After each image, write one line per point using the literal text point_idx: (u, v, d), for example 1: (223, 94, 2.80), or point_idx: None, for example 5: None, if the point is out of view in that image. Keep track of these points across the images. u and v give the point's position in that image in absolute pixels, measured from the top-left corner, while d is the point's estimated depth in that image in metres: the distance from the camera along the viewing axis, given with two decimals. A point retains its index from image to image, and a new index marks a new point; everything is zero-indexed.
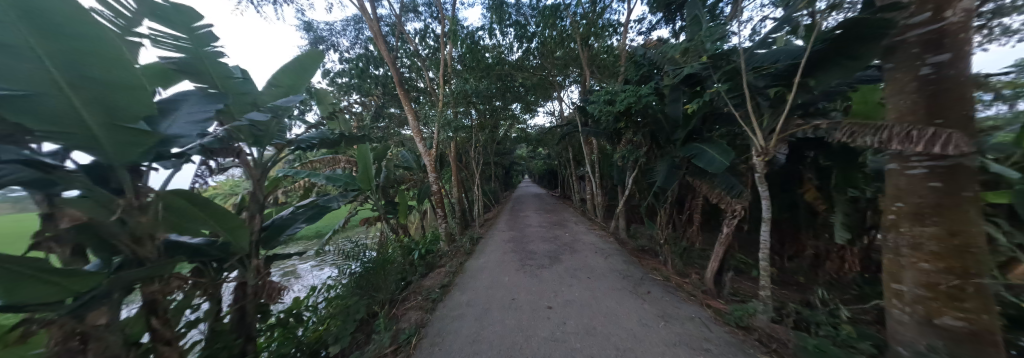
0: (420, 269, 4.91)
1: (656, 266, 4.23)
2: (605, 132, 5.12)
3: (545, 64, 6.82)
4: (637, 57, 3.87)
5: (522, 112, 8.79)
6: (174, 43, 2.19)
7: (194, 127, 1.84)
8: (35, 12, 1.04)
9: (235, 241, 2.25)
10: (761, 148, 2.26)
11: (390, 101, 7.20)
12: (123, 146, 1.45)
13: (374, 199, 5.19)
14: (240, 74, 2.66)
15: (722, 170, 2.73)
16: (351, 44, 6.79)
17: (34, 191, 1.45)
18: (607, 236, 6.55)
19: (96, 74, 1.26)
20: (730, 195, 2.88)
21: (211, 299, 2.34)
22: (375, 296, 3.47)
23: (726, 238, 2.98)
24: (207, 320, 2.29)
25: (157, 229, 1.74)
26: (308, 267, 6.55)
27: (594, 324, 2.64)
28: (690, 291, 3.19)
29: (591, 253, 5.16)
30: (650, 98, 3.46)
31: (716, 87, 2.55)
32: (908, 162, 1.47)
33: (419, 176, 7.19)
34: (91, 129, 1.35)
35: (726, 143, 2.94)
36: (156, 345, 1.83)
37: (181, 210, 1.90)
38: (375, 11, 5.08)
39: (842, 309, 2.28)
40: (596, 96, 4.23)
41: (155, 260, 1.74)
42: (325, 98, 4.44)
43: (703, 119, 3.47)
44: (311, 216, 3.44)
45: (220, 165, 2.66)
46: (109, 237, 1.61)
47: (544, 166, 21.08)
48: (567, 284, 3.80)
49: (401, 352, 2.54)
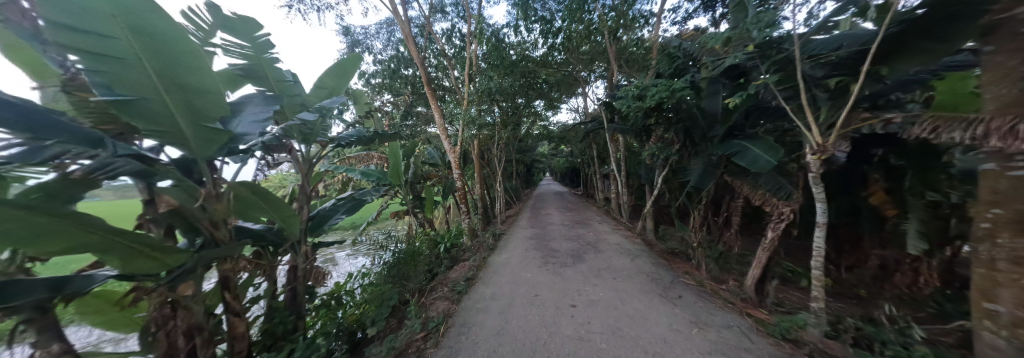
0: (446, 262, 5.11)
1: (687, 269, 4.00)
2: (633, 129, 4.91)
3: (570, 60, 6.67)
4: (670, 49, 3.65)
5: (545, 109, 8.70)
6: (240, 51, 2.50)
7: (257, 126, 2.08)
8: (139, 26, 1.30)
9: (288, 228, 2.51)
10: (818, 146, 2.02)
11: (418, 100, 7.50)
12: (204, 144, 1.69)
13: (403, 193, 5.50)
14: (292, 77, 2.96)
15: (769, 169, 2.50)
16: (384, 47, 7.16)
17: (139, 181, 1.74)
18: (634, 237, 6.30)
19: (184, 80, 1.52)
20: (776, 197, 2.64)
21: (269, 279, 2.65)
22: (406, 285, 3.69)
23: (770, 244, 2.74)
24: (267, 297, 2.60)
25: (229, 216, 2.01)
26: (344, 255, 7.10)
27: (621, 326, 2.58)
28: (727, 298, 2.99)
29: (616, 254, 5.01)
30: (685, 92, 3.25)
31: (764, 78, 2.33)
32: (1011, 161, 1.09)
33: (443, 173, 7.46)
34: (183, 130, 1.61)
35: (773, 140, 2.69)
36: (228, 316, 2.10)
37: (246, 199, 2.17)
38: (406, 14, 5.29)
39: (914, 328, 2.01)
40: (624, 91, 4.05)
41: (228, 243, 2.02)
42: (361, 98, 4.73)
43: (746, 114, 3.21)
44: (349, 208, 3.73)
45: (274, 161, 2.97)
46: (194, 221, 1.90)
47: (566, 164, 20.75)
48: (591, 283, 3.75)
49: (431, 338, 2.70)
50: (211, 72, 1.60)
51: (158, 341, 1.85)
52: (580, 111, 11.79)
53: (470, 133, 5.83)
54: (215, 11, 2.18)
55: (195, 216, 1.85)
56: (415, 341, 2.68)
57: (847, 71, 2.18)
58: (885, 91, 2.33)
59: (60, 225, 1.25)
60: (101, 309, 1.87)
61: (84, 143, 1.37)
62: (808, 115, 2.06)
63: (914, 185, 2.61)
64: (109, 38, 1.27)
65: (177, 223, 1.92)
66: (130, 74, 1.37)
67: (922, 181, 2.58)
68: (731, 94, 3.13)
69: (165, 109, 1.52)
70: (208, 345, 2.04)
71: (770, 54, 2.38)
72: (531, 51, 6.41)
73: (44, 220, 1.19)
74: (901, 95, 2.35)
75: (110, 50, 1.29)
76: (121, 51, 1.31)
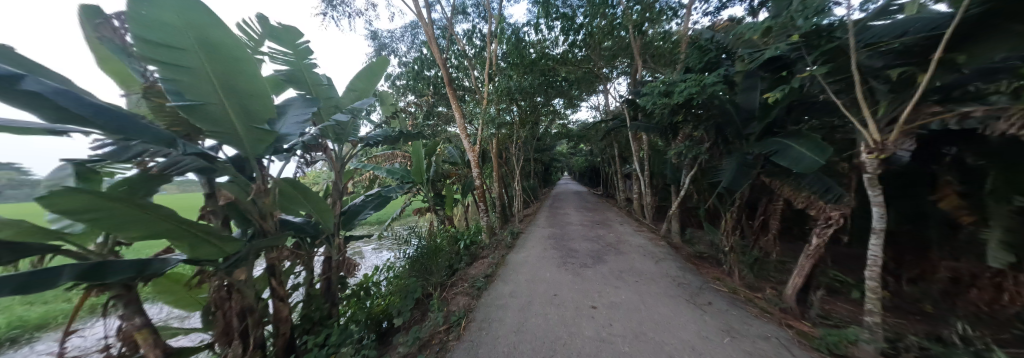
0: (465, 259, 5.22)
1: (718, 275, 3.79)
2: (658, 127, 4.71)
3: (592, 56, 6.51)
4: (701, 42, 3.45)
5: (564, 107, 8.59)
6: (284, 59, 2.73)
7: (298, 127, 2.26)
8: (206, 39, 1.49)
9: (324, 222, 2.70)
10: (875, 143, 1.82)
11: (440, 100, 7.69)
12: (255, 144, 1.87)
13: (425, 191, 5.70)
14: (328, 81, 3.19)
15: (815, 169, 2.28)
16: (408, 49, 7.42)
17: (203, 176, 1.95)
18: (657, 239, 6.05)
19: (240, 86, 1.70)
20: (823, 200, 2.40)
21: (308, 268, 2.87)
22: (429, 279, 3.82)
23: (815, 250, 2.51)
24: (306, 285, 2.82)
25: (275, 209, 2.20)
26: (370, 249, 7.50)
27: (644, 330, 2.51)
28: (763, 308, 2.78)
29: (638, 256, 4.85)
30: (717, 87, 3.06)
31: (811, 70, 2.14)
32: None
33: (463, 171, 7.57)
34: (238, 131, 1.80)
35: (821, 138, 2.45)
36: (273, 300, 2.30)
37: (290, 195, 2.38)
38: (429, 16, 5.42)
39: (993, 350, 1.76)
40: (649, 88, 3.90)
41: (274, 233, 2.21)
42: (387, 99, 4.95)
43: (787, 109, 2.97)
44: (377, 205, 3.93)
45: (311, 159, 3.19)
46: (247, 213, 2.11)
47: (585, 164, 20.30)
48: (612, 285, 3.66)
49: (453, 332, 2.79)
50: (262, 79, 1.77)
51: (219, 319, 2.08)
52: (601, 109, 11.49)
53: (489, 132, 5.88)
54: (263, 22, 2.39)
55: (248, 208, 2.06)
56: (438, 333, 2.78)
57: (913, 59, 1.95)
58: (960, 82, 2.05)
59: (144, 216, 1.46)
60: (172, 289, 2.13)
61: (160, 143, 1.56)
62: (863, 109, 1.86)
63: (998, 188, 2.25)
64: (181, 49, 1.46)
65: (233, 214, 2.14)
66: (197, 82, 1.56)
67: (1005, 182, 2.16)
68: (771, 89, 2.90)
69: (224, 112, 1.70)
70: (259, 326, 2.26)
71: (818, 44, 2.18)
72: (550, 48, 6.26)
73: (133, 211, 1.40)
74: (983, 86, 2.05)
75: (182, 61, 1.47)
76: (189, 61, 1.50)
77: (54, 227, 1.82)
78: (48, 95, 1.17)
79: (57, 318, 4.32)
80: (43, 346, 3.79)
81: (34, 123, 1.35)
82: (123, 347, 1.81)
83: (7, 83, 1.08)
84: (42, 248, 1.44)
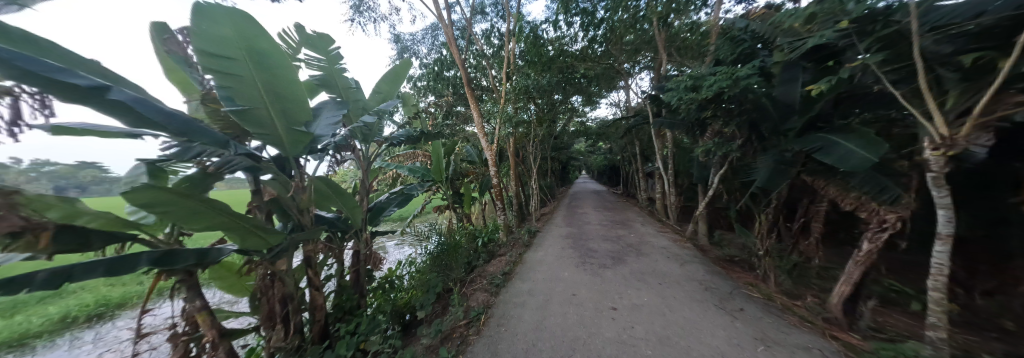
0: (484, 256, 5.30)
1: (750, 280, 3.56)
2: (683, 123, 4.50)
3: (612, 51, 6.32)
4: (733, 32, 3.25)
5: (583, 104, 8.42)
6: (318, 64, 2.94)
7: (330, 129, 2.39)
8: (255, 49, 1.69)
9: (353, 217, 2.86)
10: (940, 138, 1.61)
11: (459, 100, 7.83)
12: (293, 145, 1.96)
13: (445, 189, 5.85)
14: (356, 84, 3.39)
15: (865, 168, 2.07)
16: (429, 51, 7.62)
17: (251, 174, 2.14)
18: (682, 241, 5.78)
19: (281, 90, 1.85)
20: (876, 201, 2.15)
21: (339, 261, 3.06)
22: (450, 274, 3.93)
23: (865, 256, 2.29)
24: (337, 276, 3.01)
25: (310, 205, 2.36)
26: (393, 245, 7.83)
27: (668, 334, 2.43)
28: (803, 317, 2.58)
29: (661, 258, 4.67)
30: (752, 80, 2.86)
31: (863, 59, 1.94)
32: None
33: (481, 170, 7.66)
34: (279, 132, 1.92)
35: (874, 133, 2.22)
36: (309, 289, 2.48)
37: (324, 192, 2.55)
38: (449, 17, 5.51)
39: None
40: (675, 82, 3.73)
41: (310, 227, 2.38)
42: (409, 100, 5.13)
43: (834, 102, 2.71)
44: (400, 202, 4.10)
45: (341, 159, 3.39)
46: (287, 208, 2.30)
47: (604, 162, 19.78)
48: (634, 287, 3.57)
49: (473, 326, 2.86)
50: (299, 83, 1.91)
51: (264, 304, 2.28)
52: (621, 105, 11.14)
53: (506, 131, 5.89)
54: (300, 31, 2.57)
55: (289, 204, 2.24)
56: (459, 327, 2.86)
57: (993, 42, 1.70)
58: None
59: (203, 210, 1.65)
60: (225, 276, 2.36)
61: (216, 145, 1.74)
62: (928, 100, 1.66)
63: None
64: (233, 59, 1.66)
65: (275, 209, 2.34)
66: (246, 87, 1.73)
67: None
68: (815, 80, 2.67)
69: (268, 115, 1.85)
70: (297, 312, 2.45)
71: (873, 28, 1.97)
72: (569, 45, 6.15)
73: (194, 205, 1.60)
74: None
75: (234, 70, 1.67)
76: (240, 70, 1.69)
77: (132, 218, 2.08)
78: (130, 104, 1.35)
79: (133, 299, 4.95)
80: (122, 322, 4.37)
81: (116, 127, 1.56)
82: (186, 324, 2.03)
83: (98, 94, 1.25)
84: (122, 237, 1.66)
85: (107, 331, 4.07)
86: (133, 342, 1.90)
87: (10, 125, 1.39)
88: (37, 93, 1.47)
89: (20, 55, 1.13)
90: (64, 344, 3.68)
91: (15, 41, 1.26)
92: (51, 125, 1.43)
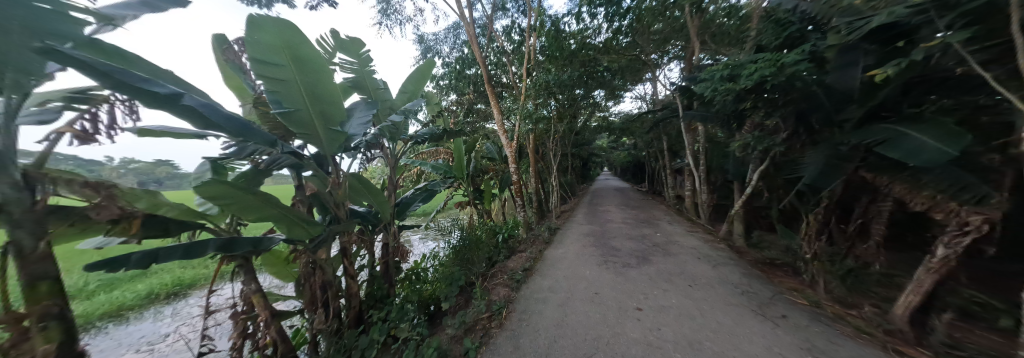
0: (504, 252, 5.35)
1: (794, 286, 3.27)
2: (718, 116, 4.20)
3: (638, 41, 6.02)
4: (779, 14, 2.97)
5: (605, 98, 8.13)
6: (351, 68, 3.13)
7: (362, 128, 2.52)
8: (299, 55, 1.85)
9: (383, 212, 3.03)
10: None
11: (479, 98, 7.93)
12: (330, 143, 2.09)
13: (466, 185, 5.98)
14: (385, 85, 3.55)
15: (940, 163, 1.78)
16: (451, 50, 7.78)
17: (294, 170, 2.33)
18: (715, 242, 5.43)
19: (319, 92, 2.00)
20: (957, 200, 1.86)
21: (371, 253, 3.25)
22: (472, 269, 4.03)
23: (940, 263, 1.99)
24: (369, 266, 3.21)
25: (344, 200, 2.52)
26: (418, 239, 8.18)
27: (699, 338, 2.32)
28: (859, 328, 2.32)
29: (691, 259, 4.43)
30: (801, 66, 2.59)
31: (941, 38, 1.69)
32: None
33: (501, 167, 7.70)
34: (318, 132, 2.06)
35: (953, 122, 1.91)
36: (345, 277, 2.67)
37: (357, 188, 2.72)
38: (471, 16, 5.57)
39: None
40: (709, 72, 3.49)
41: (345, 220, 2.55)
42: (432, 99, 5.28)
43: (903, 88, 2.37)
44: (425, 198, 4.26)
45: (370, 156, 3.58)
46: (326, 202, 2.49)
47: (628, 158, 18.99)
48: (661, 288, 3.42)
49: (495, 320, 2.92)
50: (336, 86, 2.05)
51: (306, 289, 2.49)
52: (648, 99, 10.60)
53: (526, 128, 5.84)
54: (335, 36, 2.74)
55: (327, 198, 2.42)
56: (481, 320, 2.93)
57: None
58: None
59: (256, 201, 1.83)
60: (274, 263, 2.61)
61: (265, 144, 1.91)
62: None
63: None
64: (280, 65, 1.83)
65: (315, 204, 2.55)
66: (290, 91, 1.89)
67: None
68: (879, 64, 2.36)
69: (309, 116, 2.00)
70: (335, 299, 2.65)
71: (956, 1, 1.69)
72: (592, 37, 5.95)
73: (249, 197, 1.79)
74: None
75: (280, 75, 1.83)
76: (285, 75, 1.85)
77: (200, 209, 2.32)
78: (198, 109, 1.51)
79: (201, 280, 5.68)
80: (192, 300, 5.03)
81: (186, 129, 1.78)
82: (244, 304, 2.28)
83: (173, 101, 1.42)
84: (193, 225, 1.89)
85: (182, 307, 4.70)
86: (203, 317, 2.16)
87: (108, 129, 1.65)
88: (127, 100, 1.72)
89: (114, 69, 1.32)
90: (150, 316, 4.33)
91: (110, 56, 1.47)
92: (136, 127, 1.66)
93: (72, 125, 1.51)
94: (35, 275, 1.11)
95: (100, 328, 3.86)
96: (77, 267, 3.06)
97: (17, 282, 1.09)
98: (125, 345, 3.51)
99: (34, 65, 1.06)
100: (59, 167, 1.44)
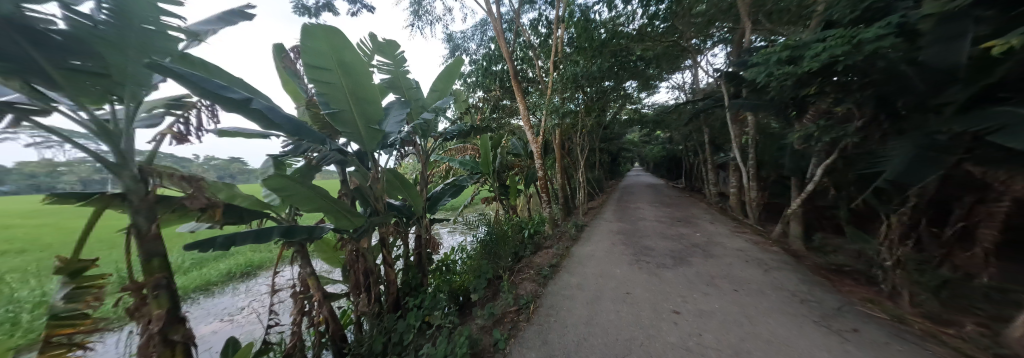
0: (530, 247, 5.35)
1: (868, 297, 2.84)
2: (772, 104, 3.75)
3: (677, 26, 5.56)
4: None
5: (637, 89, 7.67)
6: (387, 69, 3.32)
7: (397, 126, 2.65)
8: (342, 60, 2.02)
9: (416, 205, 3.19)
10: None
11: (505, 94, 7.94)
12: (371, 140, 2.22)
13: (492, 181, 6.05)
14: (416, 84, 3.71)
15: None
16: (477, 47, 7.87)
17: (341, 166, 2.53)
18: (765, 244, 4.89)
19: (361, 93, 2.14)
20: None
21: (407, 244, 3.46)
22: (499, 263, 4.10)
23: None
24: (405, 256, 3.41)
25: (382, 193, 2.71)
26: (446, 233, 8.48)
27: (746, 346, 2.13)
28: (957, 349, 1.95)
29: (737, 262, 4.05)
30: (883, 42, 2.21)
31: None
32: None
33: (526, 163, 7.64)
34: (360, 130, 2.19)
35: None
36: (384, 265, 2.87)
37: (394, 183, 2.90)
38: (499, 12, 5.58)
39: None
40: (763, 54, 3.11)
41: (383, 213, 2.72)
42: (460, 96, 5.41)
43: None
44: (453, 193, 4.39)
45: (404, 153, 3.78)
46: (367, 196, 2.68)
47: (661, 153, 17.77)
48: (701, 291, 3.19)
49: (523, 314, 2.95)
50: (374, 86, 2.19)
51: (351, 275, 2.71)
52: (687, 88, 9.79)
53: (553, 123, 5.73)
54: (373, 40, 2.92)
55: (368, 192, 2.62)
56: (509, 313, 2.98)
57: None
58: None
59: (308, 193, 2.03)
60: (324, 249, 2.90)
61: (316, 143, 2.10)
62: None
63: None
64: (327, 70, 1.99)
65: (358, 197, 2.76)
66: (335, 93, 2.05)
67: None
68: None
69: (351, 116, 2.14)
70: (376, 284, 2.87)
71: None
72: (625, 25, 5.64)
73: (303, 189, 1.98)
74: None
75: (327, 79, 2.00)
76: (331, 78, 2.01)
77: (267, 200, 2.64)
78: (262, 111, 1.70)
79: (268, 262, 6.55)
80: (260, 279, 5.80)
81: (253, 129, 2.02)
82: (302, 286, 2.55)
83: (245, 104, 1.62)
84: (262, 215, 2.15)
85: (252, 285, 5.45)
86: (271, 295, 2.47)
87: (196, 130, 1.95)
88: (209, 105, 2.02)
89: (200, 78, 1.54)
90: (229, 292, 5.08)
91: (198, 68, 1.73)
92: (217, 128, 1.94)
93: (171, 127, 1.80)
94: (150, 252, 1.35)
95: (193, 299, 4.63)
96: (177, 248, 3.68)
97: (138, 256, 1.33)
98: (212, 315, 4.16)
99: (142, 78, 1.29)
100: (164, 163, 1.73)
